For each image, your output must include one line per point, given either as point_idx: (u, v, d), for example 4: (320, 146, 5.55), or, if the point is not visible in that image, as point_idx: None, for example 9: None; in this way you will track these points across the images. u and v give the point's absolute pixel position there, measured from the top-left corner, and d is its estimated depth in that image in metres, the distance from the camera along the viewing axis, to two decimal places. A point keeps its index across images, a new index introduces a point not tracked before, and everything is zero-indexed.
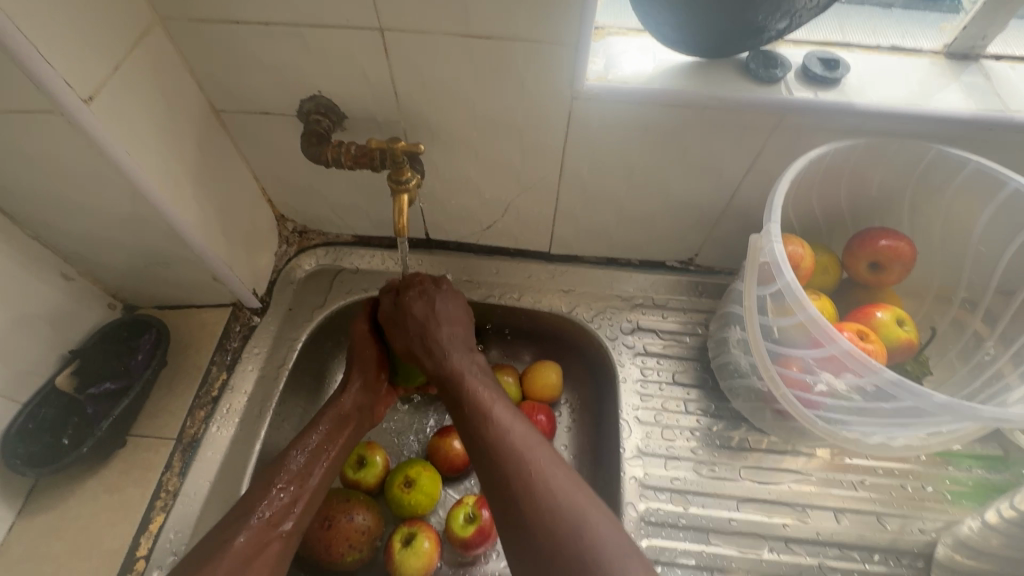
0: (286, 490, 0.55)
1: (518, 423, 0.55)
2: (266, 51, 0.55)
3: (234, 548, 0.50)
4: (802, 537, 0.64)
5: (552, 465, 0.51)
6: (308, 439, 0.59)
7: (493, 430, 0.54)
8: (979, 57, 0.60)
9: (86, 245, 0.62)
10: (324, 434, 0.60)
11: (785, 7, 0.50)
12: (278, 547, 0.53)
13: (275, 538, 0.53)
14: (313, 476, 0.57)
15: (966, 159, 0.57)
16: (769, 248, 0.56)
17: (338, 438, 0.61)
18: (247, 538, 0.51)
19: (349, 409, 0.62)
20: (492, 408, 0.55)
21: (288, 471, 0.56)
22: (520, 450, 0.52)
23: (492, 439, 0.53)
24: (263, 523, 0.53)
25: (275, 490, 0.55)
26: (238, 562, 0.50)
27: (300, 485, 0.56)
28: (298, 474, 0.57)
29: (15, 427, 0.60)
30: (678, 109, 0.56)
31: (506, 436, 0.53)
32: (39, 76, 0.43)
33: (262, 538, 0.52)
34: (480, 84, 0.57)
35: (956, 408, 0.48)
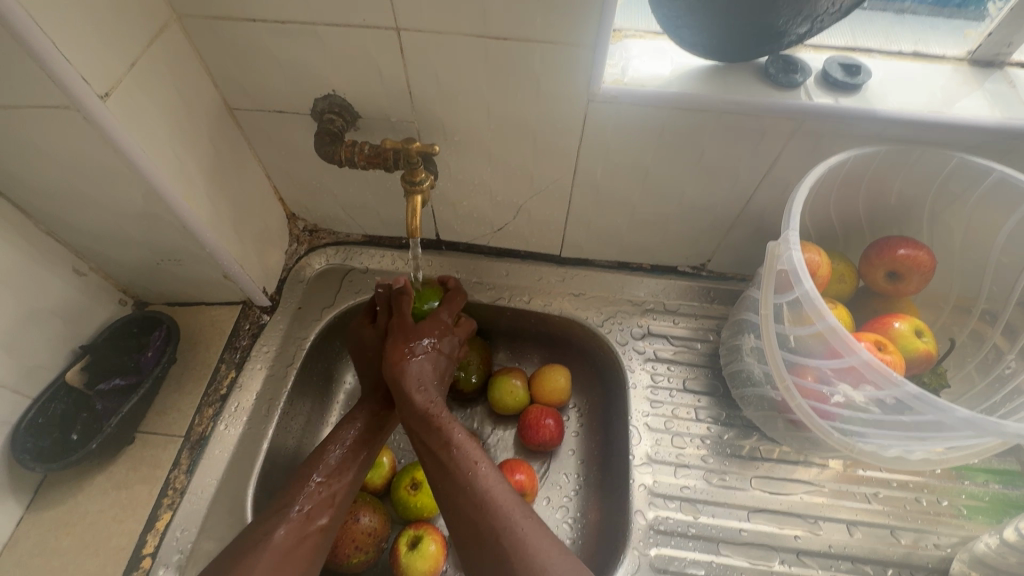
0: (323, 484, 0.58)
1: (523, 518, 0.54)
2: (281, 49, 0.55)
3: (275, 540, 0.53)
4: (814, 549, 0.62)
5: (523, 525, 0.53)
6: (344, 438, 0.62)
7: (492, 527, 0.53)
8: (1003, 64, 0.58)
9: (98, 241, 0.62)
10: (361, 429, 0.63)
11: (807, 12, 0.49)
12: (317, 538, 0.56)
13: (314, 531, 0.56)
14: (349, 472, 0.60)
15: (989, 168, 0.56)
16: (788, 255, 0.55)
17: (375, 433, 0.64)
18: (288, 531, 0.54)
19: (387, 406, 0.66)
20: (488, 500, 0.54)
21: (325, 466, 0.60)
22: (525, 544, 0.52)
23: (493, 537, 0.52)
24: (303, 516, 0.56)
25: (315, 485, 0.58)
26: (277, 554, 0.53)
27: (337, 479, 0.59)
28: (334, 471, 0.60)
29: (24, 421, 0.60)
30: (695, 113, 0.56)
31: (509, 533, 0.52)
32: (55, 71, 0.43)
33: (302, 530, 0.55)
34: (496, 85, 0.56)
35: (979, 423, 0.47)
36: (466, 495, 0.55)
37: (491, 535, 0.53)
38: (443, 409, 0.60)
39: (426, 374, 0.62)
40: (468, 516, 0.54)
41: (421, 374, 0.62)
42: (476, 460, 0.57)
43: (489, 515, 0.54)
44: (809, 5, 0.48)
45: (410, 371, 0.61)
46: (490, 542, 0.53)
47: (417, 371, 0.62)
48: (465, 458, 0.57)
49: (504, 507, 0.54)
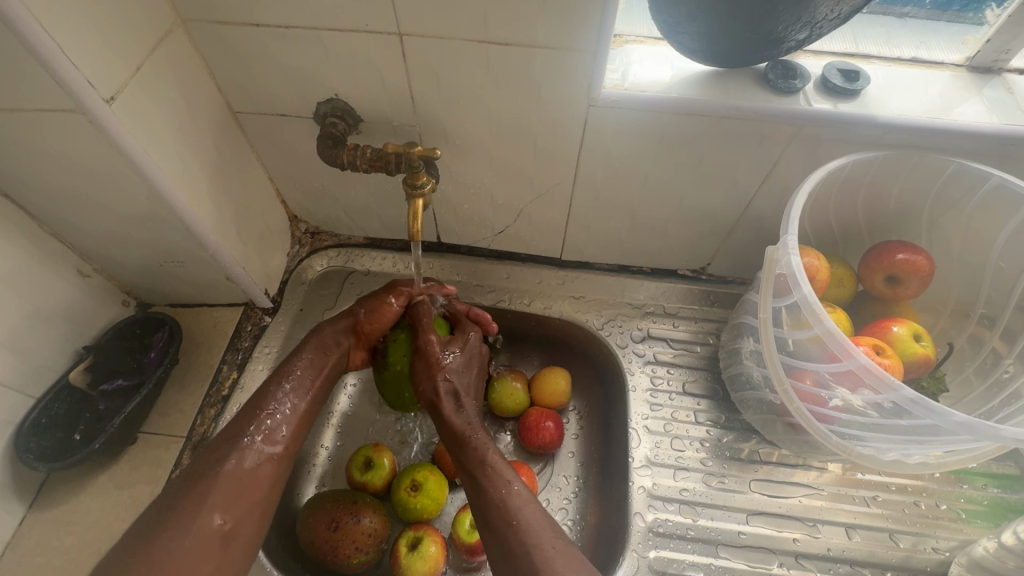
0: (275, 415, 0.58)
1: (554, 539, 0.50)
2: (284, 54, 0.56)
3: (227, 469, 0.53)
4: (813, 552, 0.63)
5: (551, 549, 0.49)
6: (292, 368, 0.61)
7: (523, 544, 0.50)
8: (1002, 70, 0.59)
9: (102, 242, 0.63)
10: (309, 364, 0.62)
11: (806, 18, 0.49)
12: (273, 465, 0.56)
13: (268, 458, 0.56)
14: (300, 404, 0.60)
15: (987, 174, 0.57)
16: (786, 259, 0.55)
17: (321, 369, 0.63)
18: (248, 459, 0.54)
19: (330, 343, 0.64)
20: (518, 519, 0.52)
21: (276, 398, 0.59)
22: (555, 567, 0.48)
23: (524, 556, 0.49)
24: (256, 443, 0.56)
25: (266, 419, 0.57)
26: (228, 481, 0.52)
27: (288, 412, 0.59)
28: (285, 400, 0.59)
29: (28, 421, 0.60)
30: (695, 118, 0.56)
31: (538, 551, 0.49)
32: (61, 76, 0.44)
33: (258, 458, 0.55)
34: (497, 90, 0.56)
35: (976, 427, 0.47)
36: (499, 511, 0.53)
37: (521, 553, 0.50)
38: (478, 429, 0.60)
39: (461, 387, 0.63)
40: (497, 537, 0.52)
41: (457, 390, 0.62)
42: (511, 480, 0.55)
43: (520, 533, 0.51)
44: (808, 12, 0.49)
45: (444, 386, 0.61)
46: (519, 562, 0.49)
47: (449, 386, 0.62)
48: (500, 479, 0.56)
49: (537, 525, 0.51)
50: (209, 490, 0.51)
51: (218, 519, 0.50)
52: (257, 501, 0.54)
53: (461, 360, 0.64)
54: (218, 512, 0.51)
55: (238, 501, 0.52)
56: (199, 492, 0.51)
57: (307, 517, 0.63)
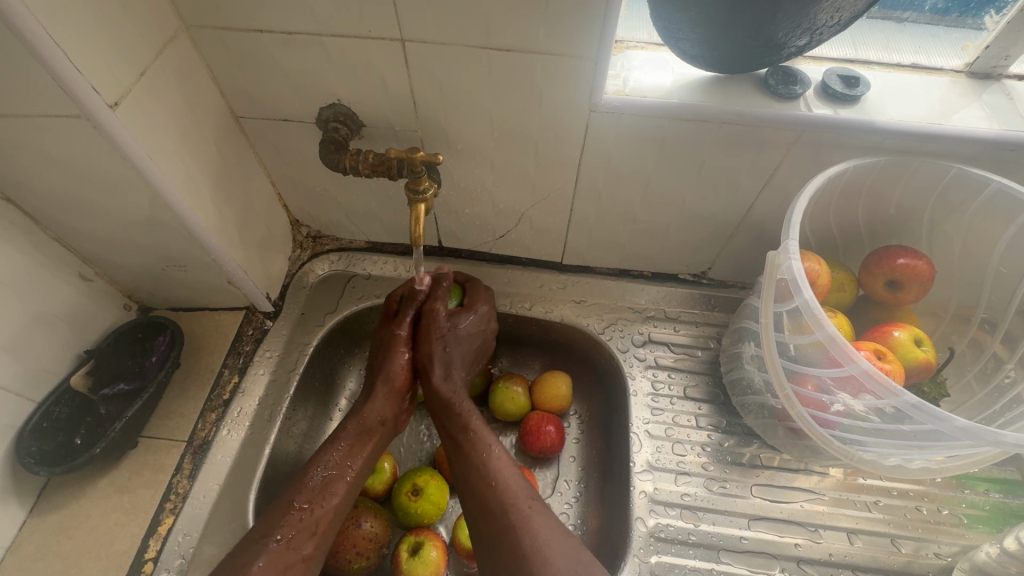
0: (305, 511, 0.55)
1: (529, 499, 0.55)
2: (287, 59, 0.56)
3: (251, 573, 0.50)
4: (815, 558, 0.62)
5: (533, 510, 0.54)
6: (326, 459, 0.59)
7: (501, 503, 0.55)
8: (1001, 76, 0.59)
9: (104, 246, 0.63)
10: (345, 452, 0.60)
11: (807, 24, 0.50)
12: (299, 570, 0.52)
13: (297, 562, 0.52)
14: (334, 498, 0.57)
15: (987, 179, 0.57)
16: (787, 265, 0.56)
17: (358, 456, 0.60)
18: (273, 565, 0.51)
19: (372, 421, 0.62)
20: (497, 476, 0.57)
21: (308, 490, 0.56)
22: (534, 524, 0.53)
23: (499, 510, 0.54)
24: (283, 547, 0.52)
25: (300, 517, 0.54)
26: None
27: (321, 506, 0.56)
28: (318, 496, 0.56)
29: (29, 425, 0.60)
30: (696, 123, 0.56)
31: (513, 508, 0.54)
32: (66, 81, 0.44)
33: (283, 563, 0.52)
34: (499, 95, 0.57)
35: (977, 433, 0.47)
36: (478, 467, 0.58)
37: (496, 507, 0.55)
38: (461, 396, 0.63)
39: (455, 353, 0.66)
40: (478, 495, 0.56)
41: (450, 350, 0.65)
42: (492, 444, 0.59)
43: (499, 494, 0.55)
44: (809, 18, 0.49)
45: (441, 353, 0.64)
46: (494, 515, 0.54)
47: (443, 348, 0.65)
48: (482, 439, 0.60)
49: (514, 485, 0.56)
50: None
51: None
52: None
53: (461, 325, 0.66)
54: None
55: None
56: None
57: None
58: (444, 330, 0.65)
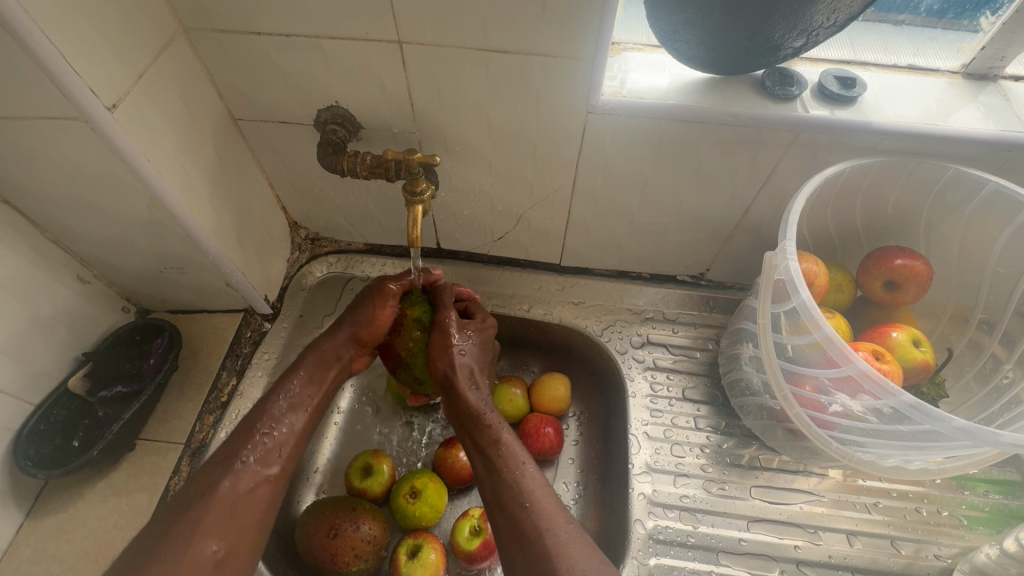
0: (269, 435, 0.57)
1: (568, 527, 0.50)
2: (285, 61, 0.56)
3: (221, 492, 0.52)
4: (814, 560, 0.62)
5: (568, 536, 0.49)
6: (291, 384, 0.61)
7: (535, 527, 0.50)
8: (997, 77, 0.59)
9: (102, 249, 0.63)
10: (307, 380, 0.62)
11: (803, 26, 0.50)
12: (267, 489, 0.55)
13: (265, 481, 0.55)
14: (298, 423, 0.59)
15: (984, 179, 0.57)
16: (784, 265, 0.55)
17: (320, 386, 0.62)
18: (241, 483, 0.54)
19: (333, 356, 0.64)
20: (530, 503, 0.52)
21: (271, 416, 0.58)
22: (569, 553, 0.48)
23: (539, 541, 0.49)
24: (250, 467, 0.55)
25: (265, 440, 0.57)
26: (225, 502, 0.52)
27: (287, 432, 0.58)
28: (280, 419, 0.58)
29: (26, 428, 0.60)
30: (692, 124, 0.56)
31: (551, 537, 0.49)
32: (65, 83, 0.44)
33: (252, 480, 0.54)
34: (496, 97, 0.57)
35: (975, 433, 0.47)
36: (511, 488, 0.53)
37: (533, 536, 0.49)
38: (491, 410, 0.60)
39: (472, 365, 0.62)
40: (512, 515, 0.52)
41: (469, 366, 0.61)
42: (524, 464, 0.55)
43: (532, 515, 0.51)
44: (804, 19, 0.49)
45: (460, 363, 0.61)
46: (530, 544, 0.49)
47: (464, 365, 0.61)
48: (513, 461, 0.55)
49: (552, 508, 0.51)
50: (200, 516, 0.50)
51: (211, 547, 0.49)
52: (252, 524, 0.53)
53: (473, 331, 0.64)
54: (211, 540, 0.50)
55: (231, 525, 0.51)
56: (188, 519, 0.50)
57: (305, 524, 0.63)
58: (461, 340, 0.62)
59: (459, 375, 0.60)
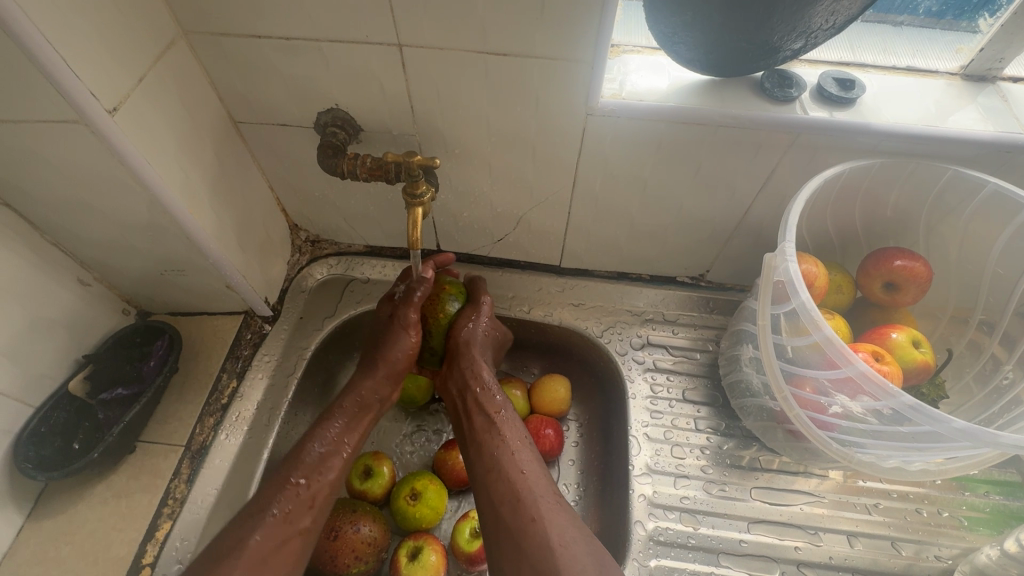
0: (302, 485, 0.57)
1: (556, 497, 0.56)
2: (285, 64, 0.56)
3: (250, 545, 0.52)
4: (814, 561, 0.62)
5: (556, 503, 0.55)
6: (326, 431, 0.61)
7: (529, 490, 0.55)
8: (996, 78, 0.59)
9: (102, 251, 0.63)
10: (341, 427, 0.62)
11: (802, 28, 0.50)
12: (297, 542, 0.55)
13: (295, 535, 0.55)
14: (331, 472, 0.59)
15: (983, 180, 0.57)
16: (784, 267, 0.56)
17: (354, 432, 0.62)
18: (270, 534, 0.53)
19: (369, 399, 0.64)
20: (527, 471, 0.57)
21: (305, 465, 0.58)
22: (557, 519, 0.53)
23: (532, 505, 0.54)
24: (280, 520, 0.54)
25: (297, 491, 0.56)
26: (252, 559, 0.52)
27: (320, 481, 0.58)
28: (314, 468, 0.58)
29: (27, 430, 0.60)
30: (692, 126, 0.56)
31: (543, 503, 0.54)
32: (65, 86, 0.44)
33: (281, 535, 0.54)
34: (496, 99, 0.57)
35: (975, 434, 0.47)
36: (510, 456, 0.58)
37: (527, 499, 0.54)
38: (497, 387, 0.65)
39: (485, 344, 0.67)
40: (506, 474, 0.56)
41: (484, 344, 0.67)
42: (523, 437, 0.61)
43: (528, 479, 0.56)
44: (803, 22, 0.49)
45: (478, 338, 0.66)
46: (522, 505, 0.54)
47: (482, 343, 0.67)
48: (512, 433, 0.61)
49: (544, 477, 0.57)
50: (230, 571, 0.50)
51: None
52: None
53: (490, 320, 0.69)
54: None
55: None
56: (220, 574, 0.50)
57: None
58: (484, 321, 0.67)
59: (477, 350, 0.66)
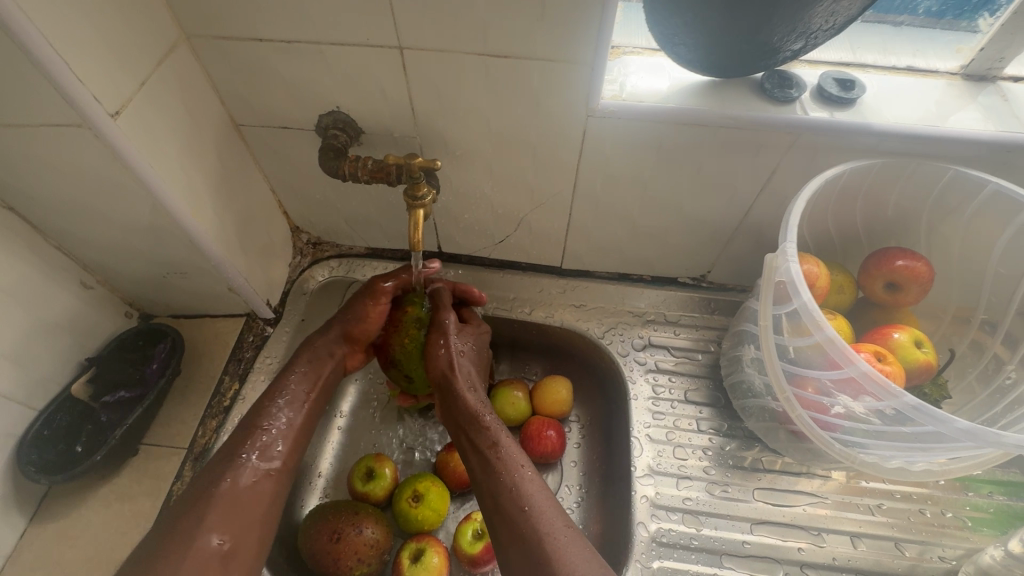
0: (269, 432, 0.58)
1: (567, 530, 0.51)
2: (286, 67, 0.57)
3: (224, 487, 0.53)
4: (817, 562, 0.62)
5: (566, 539, 0.50)
6: (287, 383, 0.62)
7: (535, 529, 0.51)
8: (997, 78, 0.59)
9: (106, 254, 0.63)
10: (304, 378, 0.63)
11: (802, 28, 0.50)
12: (269, 483, 0.56)
13: (267, 476, 0.56)
14: (296, 418, 0.60)
15: (985, 180, 0.57)
16: (785, 267, 0.56)
17: (317, 378, 0.63)
18: (244, 477, 0.54)
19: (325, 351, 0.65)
20: (530, 506, 0.53)
21: (271, 415, 0.59)
22: (568, 557, 0.49)
23: (539, 545, 0.50)
24: (252, 463, 0.55)
25: (262, 436, 0.57)
26: (227, 496, 0.52)
27: (286, 426, 0.59)
28: (279, 417, 0.59)
29: (30, 434, 0.60)
30: (692, 127, 0.57)
31: (552, 539, 0.50)
32: (69, 91, 0.44)
33: (253, 477, 0.55)
34: (496, 101, 0.57)
35: (977, 434, 0.47)
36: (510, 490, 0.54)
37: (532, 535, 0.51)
38: (490, 412, 0.60)
39: (467, 368, 0.63)
40: (510, 513, 0.53)
41: (464, 370, 0.62)
42: (523, 465, 0.56)
43: (533, 517, 0.52)
44: (803, 22, 0.49)
45: (457, 365, 0.62)
46: (531, 547, 0.50)
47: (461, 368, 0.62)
48: (512, 464, 0.56)
49: (551, 511, 0.53)
50: (203, 513, 0.51)
51: (217, 539, 0.50)
52: (256, 520, 0.53)
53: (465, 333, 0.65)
54: (216, 532, 0.51)
55: (236, 519, 0.52)
56: (192, 515, 0.51)
57: (308, 528, 0.63)
58: (454, 343, 0.63)
59: (460, 379, 0.61)
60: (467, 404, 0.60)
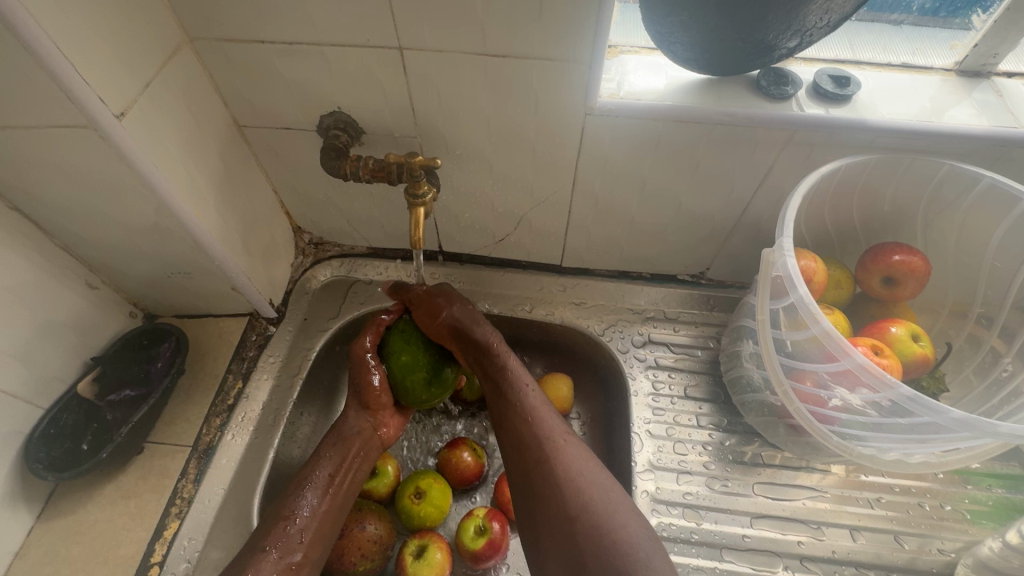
0: (291, 519, 0.55)
1: (575, 443, 0.57)
2: (288, 68, 0.57)
3: None
4: (818, 555, 0.63)
5: (581, 456, 0.56)
6: (313, 467, 0.59)
7: (547, 444, 0.56)
8: (991, 74, 0.60)
9: (110, 254, 0.64)
10: (331, 462, 0.60)
11: (797, 26, 0.51)
12: None
13: (287, 570, 0.52)
14: (321, 505, 0.57)
15: (978, 175, 0.58)
16: (782, 262, 0.56)
17: (345, 465, 0.60)
18: (264, 571, 0.51)
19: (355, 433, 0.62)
20: (543, 424, 0.58)
21: (291, 502, 0.56)
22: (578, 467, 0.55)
23: (551, 457, 0.55)
24: (271, 555, 0.52)
25: (286, 526, 0.54)
26: None
27: (309, 515, 0.56)
28: (305, 504, 0.56)
29: (37, 431, 0.61)
30: (689, 125, 0.57)
31: (564, 454, 0.55)
32: (75, 92, 0.45)
33: (271, 570, 0.51)
34: (496, 101, 0.58)
35: (972, 424, 0.47)
36: (519, 420, 0.58)
37: (540, 458, 0.55)
38: (496, 344, 0.63)
39: (470, 321, 0.63)
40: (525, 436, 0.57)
41: (469, 321, 0.63)
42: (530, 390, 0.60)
43: (543, 435, 0.57)
44: (798, 20, 0.50)
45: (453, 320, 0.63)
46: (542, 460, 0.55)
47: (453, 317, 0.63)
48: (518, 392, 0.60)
49: (557, 427, 0.58)
50: None
51: None
52: None
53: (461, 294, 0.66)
54: None
55: None
56: None
57: None
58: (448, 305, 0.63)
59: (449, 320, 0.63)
60: (468, 337, 0.62)
